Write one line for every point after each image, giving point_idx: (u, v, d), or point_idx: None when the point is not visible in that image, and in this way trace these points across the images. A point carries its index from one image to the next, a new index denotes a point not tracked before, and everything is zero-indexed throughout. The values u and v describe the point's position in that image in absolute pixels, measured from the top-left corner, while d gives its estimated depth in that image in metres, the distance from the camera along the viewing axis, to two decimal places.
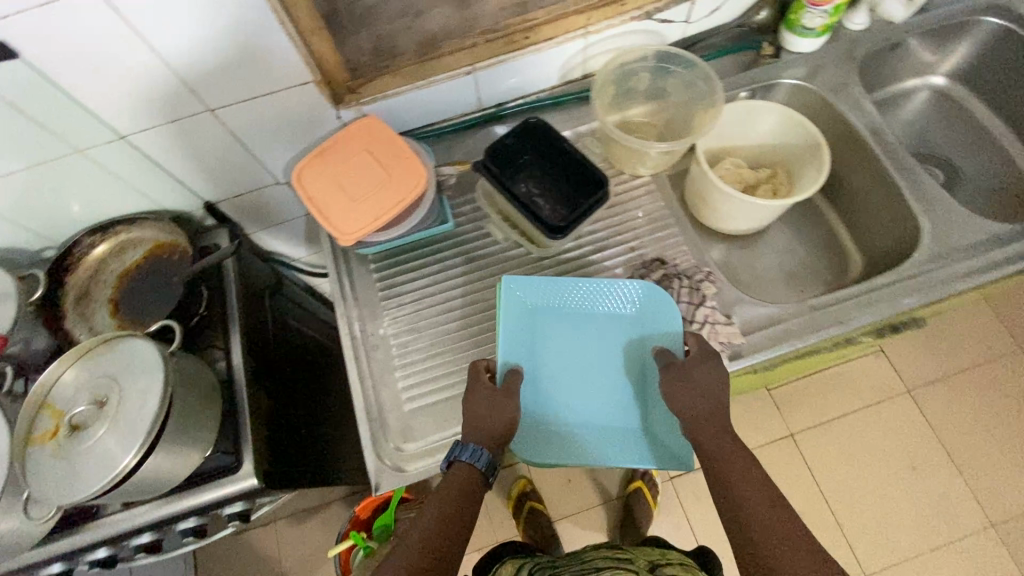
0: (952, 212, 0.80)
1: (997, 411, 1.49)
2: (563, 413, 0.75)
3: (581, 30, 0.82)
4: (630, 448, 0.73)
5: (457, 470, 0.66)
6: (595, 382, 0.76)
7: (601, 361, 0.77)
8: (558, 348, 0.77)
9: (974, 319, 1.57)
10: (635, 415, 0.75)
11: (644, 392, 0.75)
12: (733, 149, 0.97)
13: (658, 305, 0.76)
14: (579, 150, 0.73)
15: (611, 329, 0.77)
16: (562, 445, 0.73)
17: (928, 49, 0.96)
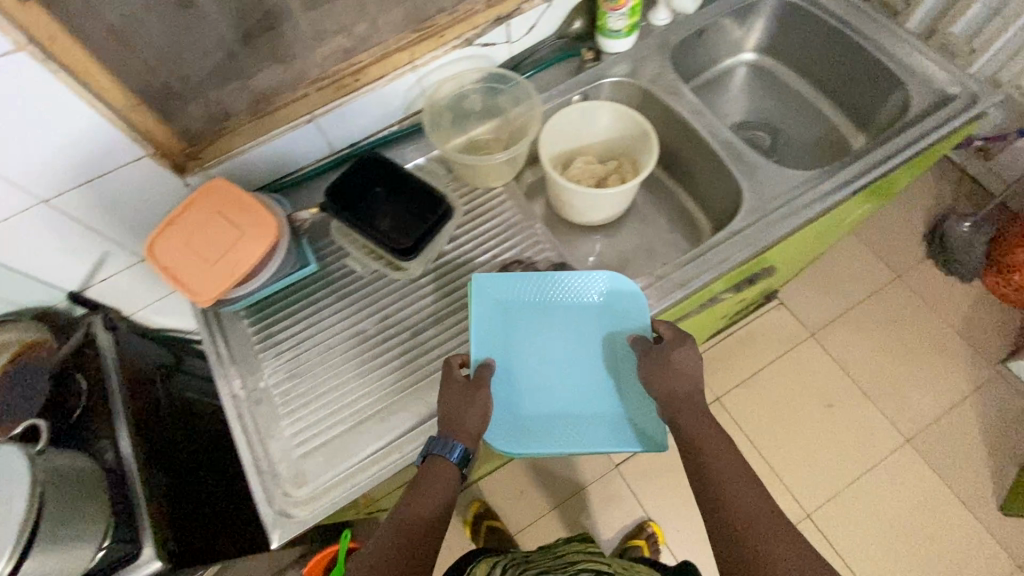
0: (765, 169, 0.90)
1: (890, 336, 1.62)
2: (536, 401, 0.80)
3: (407, 66, 0.87)
4: (603, 433, 0.78)
5: (433, 467, 0.69)
6: (573, 374, 0.82)
7: (574, 350, 0.83)
8: (530, 339, 0.82)
9: (854, 258, 1.72)
10: (606, 400, 0.81)
11: (616, 378, 0.82)
12: (582, 148, 1.05)
13: (627, 294, 0.83)
14: (415, 173, 0.76)
15: (582, 318, 0.84)
16: (535, 433, 0.78)
17: (730, 31, 1.08)
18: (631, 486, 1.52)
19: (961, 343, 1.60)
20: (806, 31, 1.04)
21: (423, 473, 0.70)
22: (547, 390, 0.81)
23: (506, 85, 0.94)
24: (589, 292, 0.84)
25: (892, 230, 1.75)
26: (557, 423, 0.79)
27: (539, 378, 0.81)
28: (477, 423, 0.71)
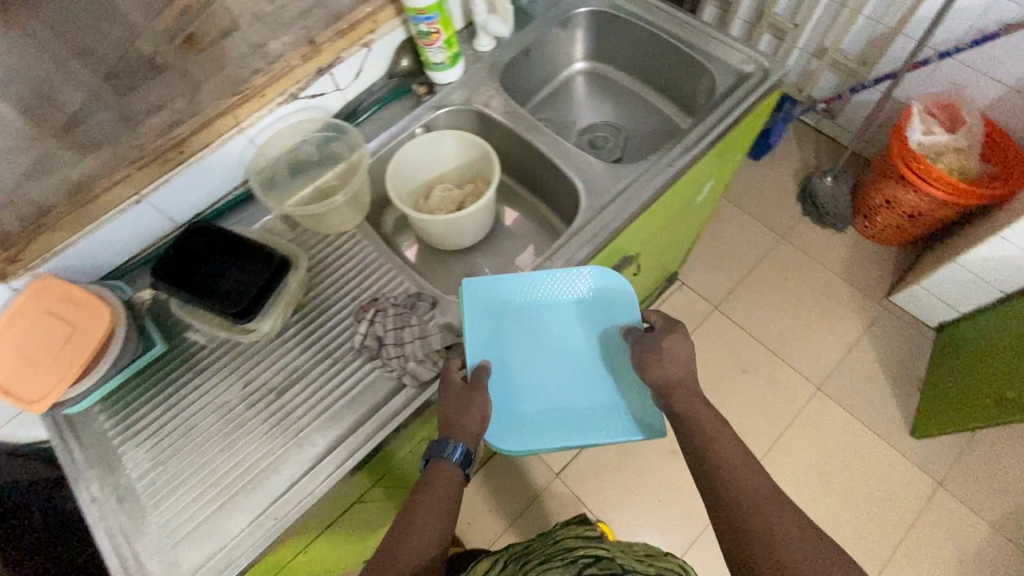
0: (594, 169, 0.97)
1: (785, 294, 1.73)
2: (530, 398, 0.82)
3: (234, 129, 0.88)
4: (599, 424, 0.81)
5: (437, 469, 0.71)
6: (568, 370, 0.84)
7: (566, 345, 0.85)
8: (522, 336, 0.84)
9: (739, 229, 1.83)
10: (599, 392, 0.83)
11: (608, 371, 0.85)
12: (439, 177, 1.08)
13: (616, 287, 0.86)
14: (240, 234, 0.75)
15: (571, 312, 0.87)
16: (531, 430, 0.80)
17: (553, 47, 1.15)
18: (574, 491, 1.54)
19: (847, 286, 1.73)
20: (623, 35, 1.13)
21: (427, 475, 0.72)
22: (543, 387, 0.83)
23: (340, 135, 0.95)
24: (577, 288, 0.86)
25: (767, 196, 1.88)
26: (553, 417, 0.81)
27: (533, 375, 0.83)
28: (475, 426, 0.72)
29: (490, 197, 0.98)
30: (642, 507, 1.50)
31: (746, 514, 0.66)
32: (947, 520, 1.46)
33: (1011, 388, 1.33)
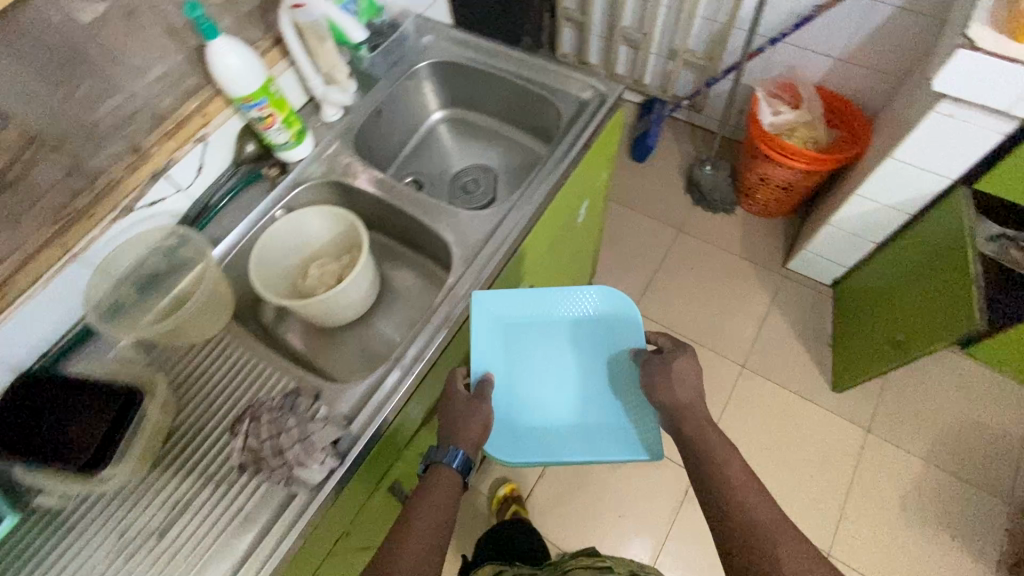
0: (460, 217, 0.97)
1: (693, 283, 1.82)
2: (530, 412, 0.91)
3: (64, 256, 0.78)
4: (601, 442, 0.89)
5: (437, 473, 0.79)
6: (569, 388, 0.94)
7: (571, 362, 0.95)
8: (526, 350, 0.94)
9: (639, 231, 1.93)
10: (601, 411, 0.92)
11: (609, 390, 0.94)
12: (314, 253, 1.04)
13: (620, 303, 0.97)
14: (84, 378, 0.75)
15: (574, 329, 0.97)
16: (533, 446, 0.88)
17: (406, 102, 1.16)
18: (538, 526, 1.51)
19: (747, 262, 1.84)
20: (469, 80, 1.15)
21: (427, 480, 0.79)
22: (543, 402, 0.92)
23: (185, 241, 0.90)
24: (584, 303, 0.97)
25: (659, 196, 2.00)
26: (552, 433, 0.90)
27: (535, 389, 0.93)
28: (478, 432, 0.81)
29: (365, 261, 0.95)
30: (606, 525, 1.49)
31: (750, 535, 0.72)
32: (884, 460, 1.54)
33: (899, 328, 1.38)
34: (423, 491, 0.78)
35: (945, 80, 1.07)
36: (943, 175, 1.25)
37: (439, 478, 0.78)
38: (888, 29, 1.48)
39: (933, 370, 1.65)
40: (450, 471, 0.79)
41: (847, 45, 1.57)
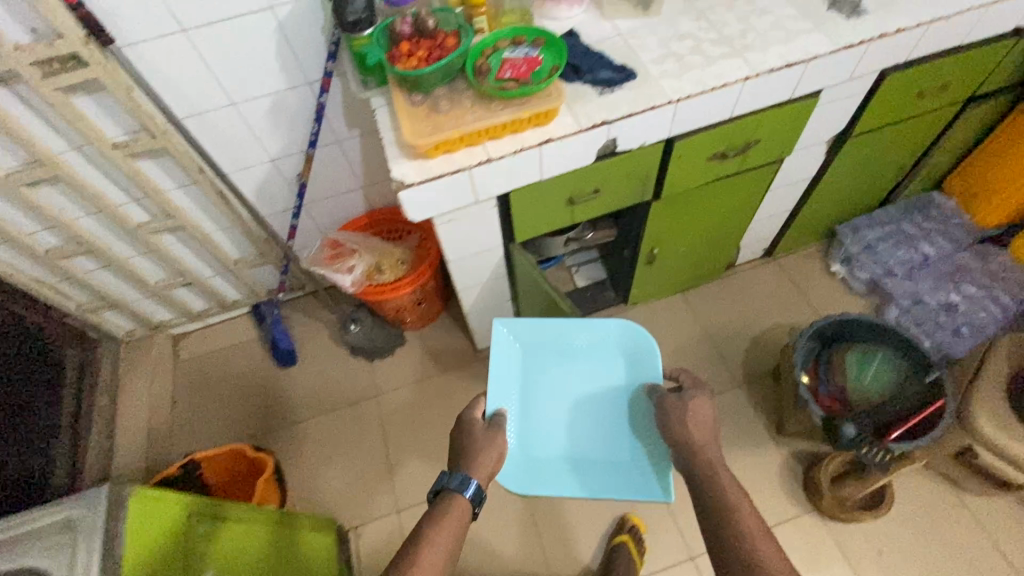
0: None
1: (422, 432, 1.73)
2: (546, 441, 1.25)
3: None
4: (606, 473, 1.20)
5: (452, 496, 0.98)
6: (590, 420, 1.27)
7: (584, 400, 1.29)
8: (547, 387, 1.30)
9: (343, 429, 1.75)
10: (613, 444, 1.23)
11: (618, 428, 1.24)
12: None
13: (633, 347, 1.26)
14: None
15: (591, 366, 1.30)
16: (554, 468, 1.21)
17: None
18: None
19: (450, 375, 1.81)
20: None
21: (443, 501, 0.98)
22: (563, 432, 1.26)
23: None
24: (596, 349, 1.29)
25: (335, 381, 1.84)
26: (570, 457, 1.24)
27: (554, 418, 1.27)
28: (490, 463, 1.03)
29: None
30: None
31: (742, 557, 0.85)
32: None
33: None
34: (437, 507, 0.98)
35: (417, 212, 1.07)
36: (491, 251, 1.35)
37: (453, 504, 0.97)
38: (367, 150, 1.54)
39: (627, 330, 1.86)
40: (462, 499, 0.98)
41: (357, 176, 1.60)
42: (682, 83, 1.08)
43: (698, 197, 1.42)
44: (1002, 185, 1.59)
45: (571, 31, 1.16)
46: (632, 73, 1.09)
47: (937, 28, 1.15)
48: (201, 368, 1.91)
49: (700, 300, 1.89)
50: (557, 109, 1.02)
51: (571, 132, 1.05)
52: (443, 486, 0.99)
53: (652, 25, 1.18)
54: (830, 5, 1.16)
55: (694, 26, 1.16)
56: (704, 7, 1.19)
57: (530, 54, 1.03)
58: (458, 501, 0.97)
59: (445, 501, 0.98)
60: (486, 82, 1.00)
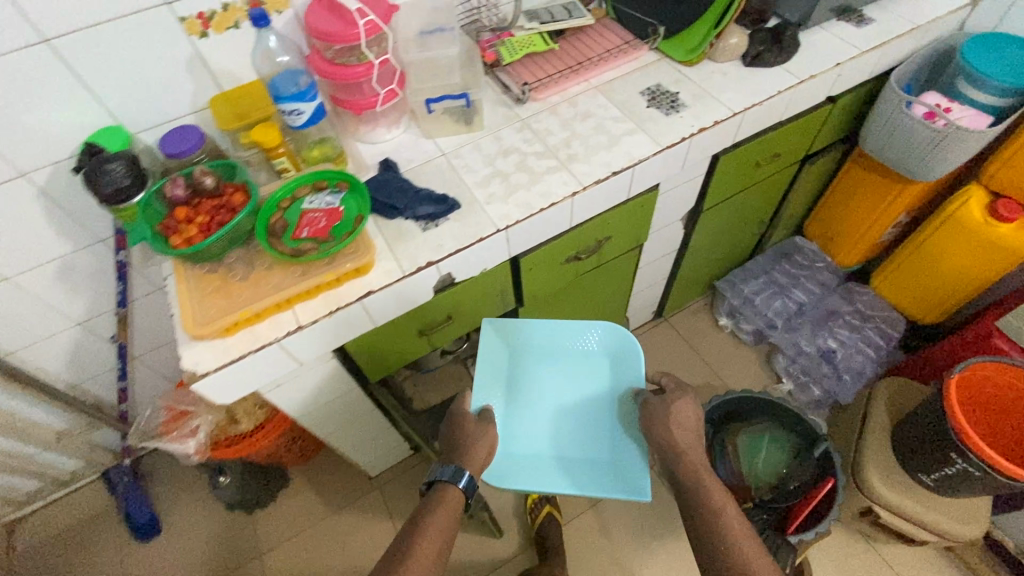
0: None
1: None
2: (532, 440, 1.13)
3: None
4: (598, 474, 1.07)
5: (443, 487, 0.97)
6: (578, 421, 1.15)
7: (572, 400, 1.18)
8: (534, 387, 1.19)
9: None
10: (605, 443, 1.11)
11: (608, 431, 1.13)
12: None
13: (620, 348, 1.20)
14: None
15: (579, 365, 1.20)
16: (541, 465, 1.09)
17: None
18: None
19: (345, 511, 1.62)
20: None
21: (433, 491, 0.98)
22: (553, 430, 1.14)
23: None
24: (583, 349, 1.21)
25: (211, 545, 1.58)
26: (558, 456, 1.10)
27: (540, 417, 1.16)
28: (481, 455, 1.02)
29: None
30: None
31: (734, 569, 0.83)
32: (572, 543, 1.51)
33: None
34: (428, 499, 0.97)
35: (222, 395, 0.90)
36: (348, 401, 1.18)
37: (446, 494, 0.96)
38: None
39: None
40: (455, 489, 0.97)
41: None
42: (509, 207, 1.02)
43: (566, 295, 1.35)
44: (850, 231, 1.64)
45: (387, 160, 1.07)
46: (455, 203, 1.01)
47: (753, 114, 1.16)
48: (33, 566, 1.57)
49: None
50: (370, 261, 0.91)
51: (390, 281, 0.93)
52: (437, 476, 0.99)
53: (475, 141, 1.12)
54: (649, 102, 1.15)
55: (518, 137, 1.11)
56: (527, 116, 1.15)
57: (332, 203, 0.91)
58: (450, 491, 0.96)
59: (436, 491, 0.97)
60: (286, 247, 0.87)
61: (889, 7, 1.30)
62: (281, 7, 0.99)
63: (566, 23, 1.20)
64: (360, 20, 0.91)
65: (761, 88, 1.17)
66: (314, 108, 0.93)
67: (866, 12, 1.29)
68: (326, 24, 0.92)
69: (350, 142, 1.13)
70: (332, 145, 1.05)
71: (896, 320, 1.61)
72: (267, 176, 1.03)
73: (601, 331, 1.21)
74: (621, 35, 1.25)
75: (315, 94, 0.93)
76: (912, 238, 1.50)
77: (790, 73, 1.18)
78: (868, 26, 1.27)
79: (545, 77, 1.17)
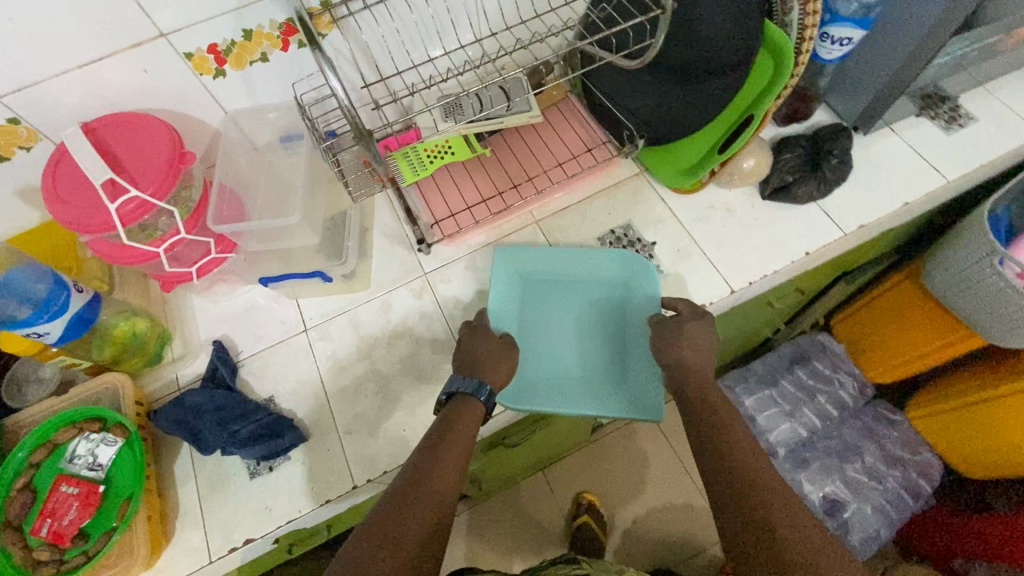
0: None
1: None
2: (551, 362, 0.76)
3: None
4: (633, 398, 0.74)
5: (465, 402, 0.65)
6: (595, 341, 0.78)
7: (586, 319, 0.79)
8: (540, 311, 0.79)
9: None
10: (644, 363, 0.75)
11: (640, 353, 0.76)
12: None
13: (635, 270, 0.78)
14: None
15: (602, 278, 0.80)
16: (564, 390, 0.74)
17: None
18: None
19: None
20: None
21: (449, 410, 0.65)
22: (566, 355, 0.77)
23: None
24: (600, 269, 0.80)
25: None
26: (584, 382, 0.75)
27: (553, 346, 0.78)
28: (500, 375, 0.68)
29: None
30: None
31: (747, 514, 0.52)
32: None
33: None
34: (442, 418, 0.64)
35: None
36: None
37: (468, 409, 0.64)
38: None
39: (485, 523, 1.44)
40: (471, 403, 0.64)
41: None
42: (376, 445, 0.70)
43: (501, 459, 1.04)
44: (883, 357, 1.26)
45: (218, 345, 0.76)
46: (301, 433, 0.70)
47: (763, 282, 0.78)
48: None
49: (583, 473, 1.49)
50: (157, 550, 0.64)
51: (190, 568, 0.65)
52: (457, 386, 0.65)
53: (352, 312, 0.79)
54: (610, 259, 0.79)
55: (414, 310, 0.78)
56: (431, 270, 0.81)
57: (99, 465, 0.63)
58: (478, 408, 0.64)
59: (452, 410, 0.64)
60: (19, 547, 0.59)
61: (1001, 94, 0.85)
62: (27, 143, 0.64)
63: (500, 122, 0.81)
64: (110, 202, 0.56)
65: (779, 245, 0.78)
66: (66, 323, 0.62)
67: (964, 100, 0.85)
68: (65, 200, 0.58)
69: (185, 293, 0.81)
70: (144, 324, 0.75)
71: (930, 467, 1.27)
72: (51, 369, 0.74)
73: (624, 253, 0.79)
74: (585, 134, 0.87)
75: (64, 303, 0.61)
76: (971, 385, 1.13)
77: (830, 218, 0.79)
78: (964, 128, 0.83)
79: (466, 208, 0.83)
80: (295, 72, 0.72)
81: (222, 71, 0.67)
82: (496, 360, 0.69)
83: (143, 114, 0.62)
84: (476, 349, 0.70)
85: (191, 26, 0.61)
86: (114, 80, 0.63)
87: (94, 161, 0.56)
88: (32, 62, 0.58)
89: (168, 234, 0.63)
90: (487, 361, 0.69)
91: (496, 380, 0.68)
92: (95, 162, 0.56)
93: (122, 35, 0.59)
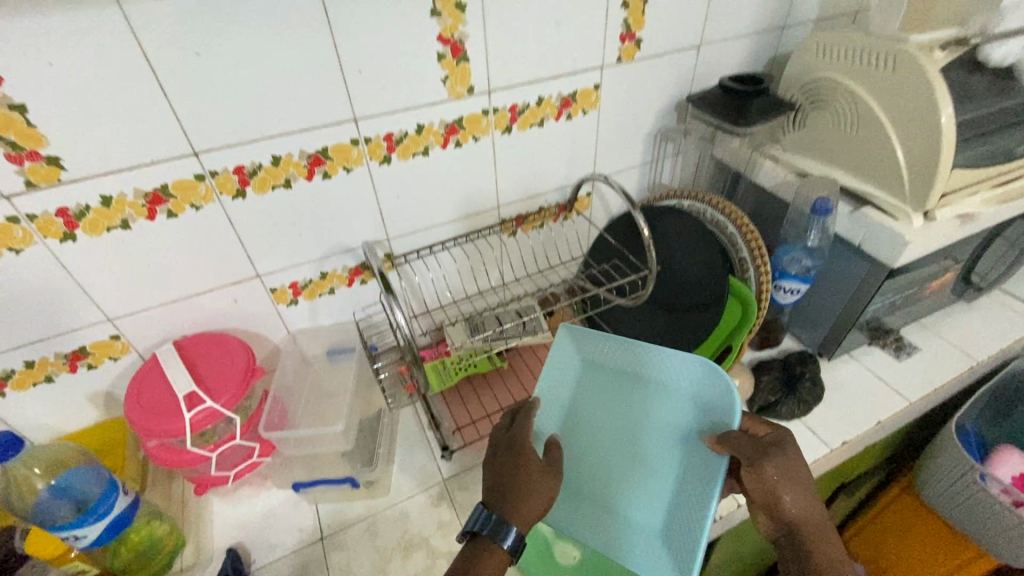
0: None
1: None
2: (600, 474, 0.70)
3: None
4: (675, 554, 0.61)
5: (488, 550, 0.56)
6: (651, 458, 0.67)
7: (649, 427, 0.68)
8: (597, 408, 0.73)
9: None
10: (690, 515, 0.61)
11: (693, 491, 0.62)
12: None
13: (710, 388, 0.64)
14: None
15: (673, 387, 0.68)
16: (595, 500, 0.69)
17: None
18: None
19: None
20: None
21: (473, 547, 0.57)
22: (616, 467, 0.69)
23: None
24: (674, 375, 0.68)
25: None
26: (625, 508, 0.67)
27: (604, 454, 0.70)
28: (535, 507, 0.59)
29: None
30: None
31: None
32: None
33: None
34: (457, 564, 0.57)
35: None
36: None
37: (490, 561, 0.56)
38: None
39: None
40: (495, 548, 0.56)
41: None
42: None
43: None
44: None
45: (232, 551, 0.76)
46: None
47: None
48: None
49: None
50: None
51: None
52: (481, 529, 0.57)
53: (371, 518, 0.80)
54: None
55: (432, 519, 0.80)
56: (450, 476, 0.85)
57: None
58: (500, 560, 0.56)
59: (471, 557, 0.56)
60: None
61: (935, 328, 1.03)
62: (119, 353, 0.76)
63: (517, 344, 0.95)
64: (187, 411, 0.66)
65: None
66: (105, 526, 0.64)
67: (905, 334, 1.01)
68: (144, 406, 0.67)
69: (207, 494, 0.84)
70: (162, 527, 0.76)
71: None
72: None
73: (696, 365, 0.66)
74: None
75: (108, 506, 0.64)
76: None
77: (815, 433, 0.88)
78: (912, 356, 0.98)
79: (485, 416, 0.92)
80: (352, 303, 0.88)
81: (296, 300, 0.83)
82: (529, 489, 0.59)
83: (225, 334, 0.75)
84: (512, 471, 0.60)
85: (285, 270, 0.78)
86: (211, 309, 0.78)
87: (182, 376, 0.67)
88: (152, 296, 0.72)
89: (223, 439, 0.71)
90: (521, 487, 0.59)
91: (528, 514, 0.58)
92: (183, 375, 0.67)
93: (231, 277, 0.75)
